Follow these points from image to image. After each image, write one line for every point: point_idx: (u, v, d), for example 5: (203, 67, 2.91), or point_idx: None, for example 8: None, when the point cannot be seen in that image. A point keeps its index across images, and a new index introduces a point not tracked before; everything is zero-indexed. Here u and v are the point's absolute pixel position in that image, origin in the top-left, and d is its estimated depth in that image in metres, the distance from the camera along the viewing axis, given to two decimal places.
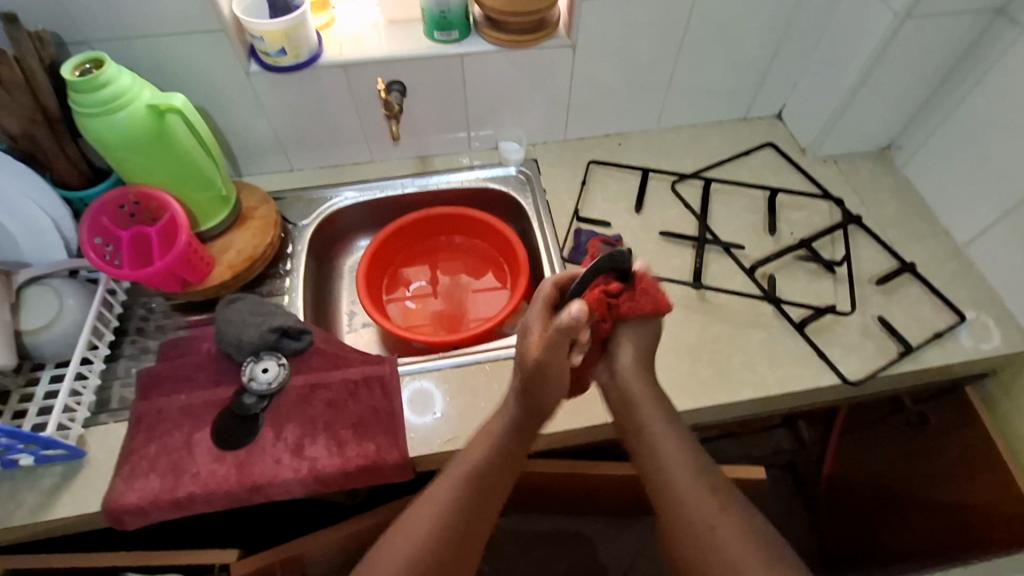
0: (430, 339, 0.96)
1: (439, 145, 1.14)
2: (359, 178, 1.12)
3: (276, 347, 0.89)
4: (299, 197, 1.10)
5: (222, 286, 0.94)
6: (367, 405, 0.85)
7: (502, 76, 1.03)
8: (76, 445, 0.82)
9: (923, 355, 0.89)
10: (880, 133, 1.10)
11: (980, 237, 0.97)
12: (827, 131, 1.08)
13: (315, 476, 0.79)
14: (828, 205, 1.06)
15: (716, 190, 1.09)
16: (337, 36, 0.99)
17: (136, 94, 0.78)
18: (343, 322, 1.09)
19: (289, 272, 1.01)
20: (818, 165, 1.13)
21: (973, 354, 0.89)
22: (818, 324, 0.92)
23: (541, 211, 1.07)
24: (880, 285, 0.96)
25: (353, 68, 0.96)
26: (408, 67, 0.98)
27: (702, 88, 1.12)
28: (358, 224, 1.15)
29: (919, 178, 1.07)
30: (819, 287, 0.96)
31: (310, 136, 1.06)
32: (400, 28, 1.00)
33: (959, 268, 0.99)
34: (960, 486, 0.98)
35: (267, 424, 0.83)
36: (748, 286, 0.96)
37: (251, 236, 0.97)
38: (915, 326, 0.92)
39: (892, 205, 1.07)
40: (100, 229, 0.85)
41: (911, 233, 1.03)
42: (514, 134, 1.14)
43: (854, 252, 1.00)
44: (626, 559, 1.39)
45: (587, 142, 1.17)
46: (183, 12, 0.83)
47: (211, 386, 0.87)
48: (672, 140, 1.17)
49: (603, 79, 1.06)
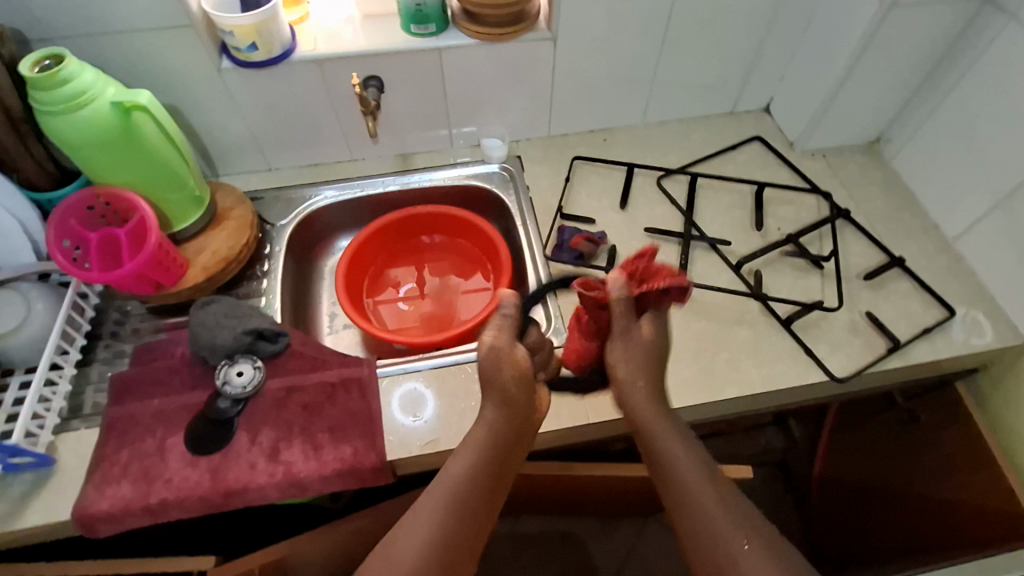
0: (411, 340, 0.94)
1: (421, 143, 1.12)
2: (339, 176, 1.10)
3: (251, 350, 0.87)
4: (278, 197, 1.08)
5: (196, 289, 0.92)
6: (345, 407, 0.83)
7: (482, 71, 1.01)
8: (46, 453, 0.80)
9: (911, 351, 0.87)
10: (869, 126, 1.08)
11: (970, 231, 0.95)
12: (815, 124, 1.06)
13: (291, 481, 0.78)
14: (816, 199, 1.04)
15: (702, 185, 1.07)
16: (311, 30, 0.97)
17: (101, 91, 0.76)
18: (324, 323, 1.07)
19: (266, 273, 0.99)
20: (806, 159, 1.11)
21: (963, 349, 0.88)
22: (805, 321, 0.90)
23: (524, 209, 1.06)
24: (868, 280, 0.94)
25: (328, 64, 0.94)
26: (385, 62, 0.96)
27: (688, 83, 1.10)
28: (338, 223, 1.13)
29: (908, 172, 1.06)
30: (806, 283, 0.94)
31: (287, 134, 1.04)
32: (377, 23, 0.98)
33: (948, 262, 0.97)
34: (951, 484, 0.96)
35: (243, 428, 0.81)
36: (733, 282, 0.94)
37: (226, 236, 0.95)
38: (904, 322, 0.90)
39: (881, 199, 1.05)
40: (68, 231, 0.83)
41: (901, 227, 1.01)
42: (497, 130, 1.12)
43: (842, 247, 0.98)
44: (618, 560, 1.38)
45: (572, 139, 1.15)
46: (151, 7, 0.81)
47: (185, 390, 0.85)
48: (658, 136, 1.15)
49: (585, 73, 1.04)
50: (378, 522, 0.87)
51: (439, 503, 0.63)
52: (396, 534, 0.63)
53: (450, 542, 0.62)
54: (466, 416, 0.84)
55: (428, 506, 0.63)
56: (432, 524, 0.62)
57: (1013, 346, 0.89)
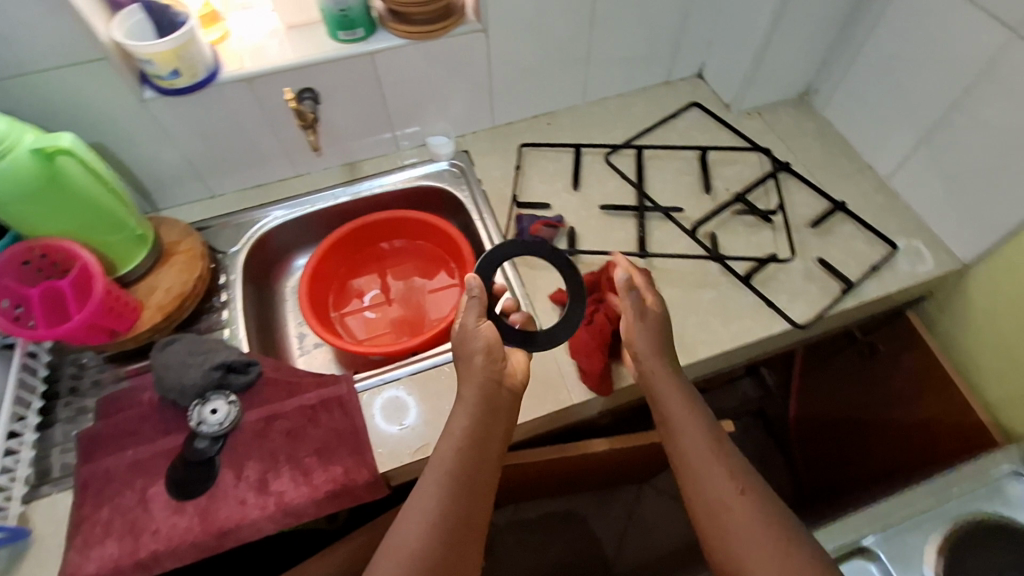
0: (386, 349, 0.93)
1: (365, 149, 1.10)
2: (286, 195, 1.07)
3: (223, 384, 0.84)
4: (225, 224, 1.04)
5: (154, 330, 0.88)
6: (329, 427, 0.82)
7: (418, 70, 1.00)
8: (18, 524, 0.76)
9: (863, 289, 0.92)
10: (797, 79, 1.12)
11: (901, 169, 1.01)
12: (747, 84, 1.09)
13: (284, 510, 0.77)
14: (757, 156, 1.08)
15: (649, 156, 1.09)
16: (234, 48, 0.93)
17: (17, 139, 0.72)
18: (293, 345, 1.05)
19: (225, 304, 0.97)
20: (743, 118, 1.15)
21: (909, 280, 0.93)
22: (762, 275, 0.94)
23: (479, 202, 1.06)
24: (815, 227, 0.98)
25: (257, 81, 0.91)
26: (317, 72, 0.93)
27: (622, 58, 1.11)
28: (293, 242, 1.10)
29: (838, 119, 1.11)
30: (759, 238, 0.98)
31: (226, 158, 1.00)
32: (302, 33, 0.95)
33: (885, 200, 1.02)
34: (914, 406, 1.03)
35: (226, 465, 0.80)
36: (691, 247, 0.97)
37: (177, 272, 0.92)
38: (853, 262, 0.95)
39: (817, 149, 1.09)
40: (5, 291, 0.78)
41: (838, 173, 1.06)
42: (441, 127, 1.11)
43: (787, 199, 1.02)
44: (619, 529, 1.41)
45: (516, 127, 1.15)
46: (57, 43, 0.77)
47: (159, 436, 0.82)
48: (600, 113, 1.16)
49: (520, 60, 1.04)
50: (378, 535, 0.86)
51: (431, 513, 0.64)
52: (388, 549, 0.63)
53: (440, 548, 0.63)
54: None
55: (415, 518, 0.64)
56: (415, 530, 0.64)
57: (953, 271, 0.95)
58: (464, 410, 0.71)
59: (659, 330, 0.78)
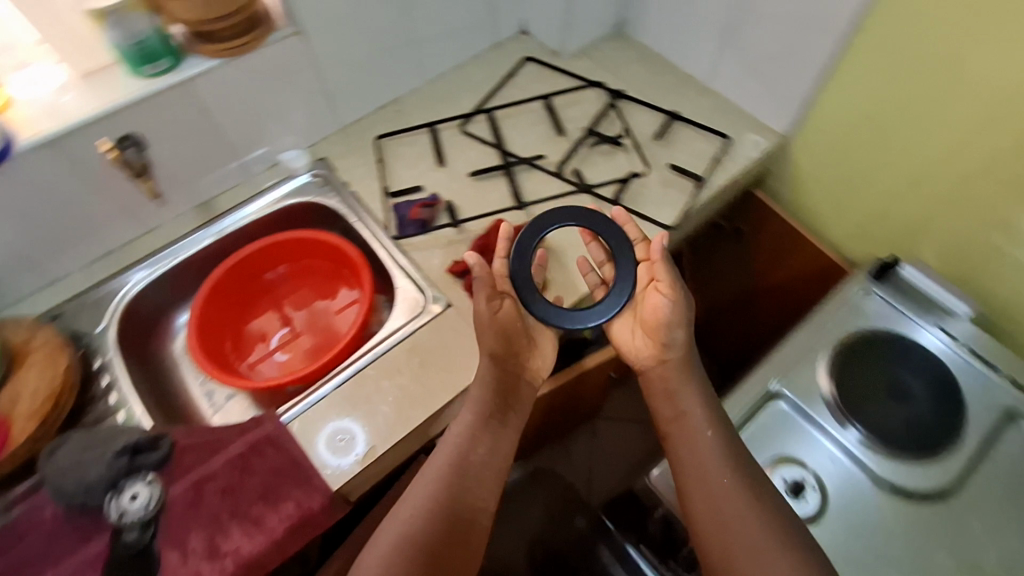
0: (302, 375, 0.90)
1: (215, 185, 1.04)
2: (142, 256, 0.99)
3: (134, 468, 0.77)
4: (81, 305, 0.94)
5: (34, 440, 0.79)
6: (267, 468, 0.79)
7: (239, 89, 0.95)
8: None
9: (714, 181, 1.03)
10: (609, 14, 1.21)
11: (714, 71, 1.13)
12: (567, 28, 1.16)
13: (246, 565, 0.73)
14: (595, 91, 1.15)
15: (501, 117, 1.13)
16: (24, 113, 0.83)
17: None
18: (203, 405, 0.99)
19: (110, 386, 0.88)
20: (574, 60, 1.22)
21: (747, 163, 1.06)
22: (630, 194, 1.02)
23: (352, 204, 1.04)
24: (661, 140, 1.08)
25: (64, 142, 0.82)
26: (131, 116, 0.86)
27: (447, 30, 1.13)
28: (166, 301, 1.02)
29: (654, 41, 1.21)
30: (617, 162, 1.06)
31: (57, 235, 0.90)
32: (99, 79, 0.87)
33: (711, 101, 1.15)
34: (784, 268, 1.18)
35: (165, 546, 0.74)
36: (563, 187, 1.03)
37: (39, 371, 0.82)
38: (699, 161, 1.06)
39: (644, 71, 1.19)
40: None
41: (667, 87, 1.17)
42: (289, 141, 1.07)
43: (632, 122, 1.11)
44: (585, 469, 1.49)
45: (366, 122, 1.14)
46: None
47: (79, 546, 0.75)
48: (443, 88, 1.18)
49: (348, 55, 1.03)
50: (354, 553, 0.85)
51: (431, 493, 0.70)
52: (404, 540, 0.66)
53: (439, 547, 0.67)
54: (390, 414, 0.84)
55: (434, 512, 0.69)
56: (433, 524, 0.68)
57: (779, 145, 1.09)
58: (484, 389, 0.77)
59: (688, 320, 0.82)
